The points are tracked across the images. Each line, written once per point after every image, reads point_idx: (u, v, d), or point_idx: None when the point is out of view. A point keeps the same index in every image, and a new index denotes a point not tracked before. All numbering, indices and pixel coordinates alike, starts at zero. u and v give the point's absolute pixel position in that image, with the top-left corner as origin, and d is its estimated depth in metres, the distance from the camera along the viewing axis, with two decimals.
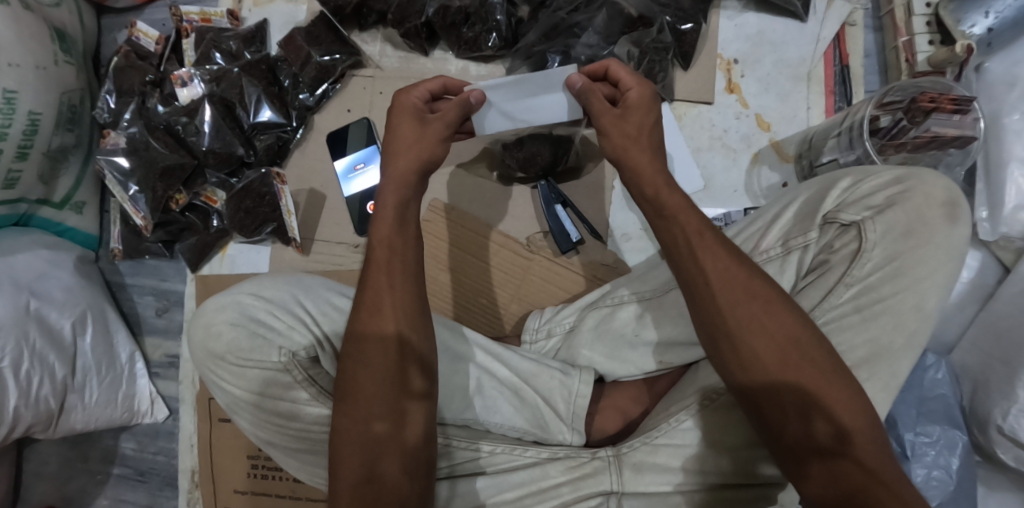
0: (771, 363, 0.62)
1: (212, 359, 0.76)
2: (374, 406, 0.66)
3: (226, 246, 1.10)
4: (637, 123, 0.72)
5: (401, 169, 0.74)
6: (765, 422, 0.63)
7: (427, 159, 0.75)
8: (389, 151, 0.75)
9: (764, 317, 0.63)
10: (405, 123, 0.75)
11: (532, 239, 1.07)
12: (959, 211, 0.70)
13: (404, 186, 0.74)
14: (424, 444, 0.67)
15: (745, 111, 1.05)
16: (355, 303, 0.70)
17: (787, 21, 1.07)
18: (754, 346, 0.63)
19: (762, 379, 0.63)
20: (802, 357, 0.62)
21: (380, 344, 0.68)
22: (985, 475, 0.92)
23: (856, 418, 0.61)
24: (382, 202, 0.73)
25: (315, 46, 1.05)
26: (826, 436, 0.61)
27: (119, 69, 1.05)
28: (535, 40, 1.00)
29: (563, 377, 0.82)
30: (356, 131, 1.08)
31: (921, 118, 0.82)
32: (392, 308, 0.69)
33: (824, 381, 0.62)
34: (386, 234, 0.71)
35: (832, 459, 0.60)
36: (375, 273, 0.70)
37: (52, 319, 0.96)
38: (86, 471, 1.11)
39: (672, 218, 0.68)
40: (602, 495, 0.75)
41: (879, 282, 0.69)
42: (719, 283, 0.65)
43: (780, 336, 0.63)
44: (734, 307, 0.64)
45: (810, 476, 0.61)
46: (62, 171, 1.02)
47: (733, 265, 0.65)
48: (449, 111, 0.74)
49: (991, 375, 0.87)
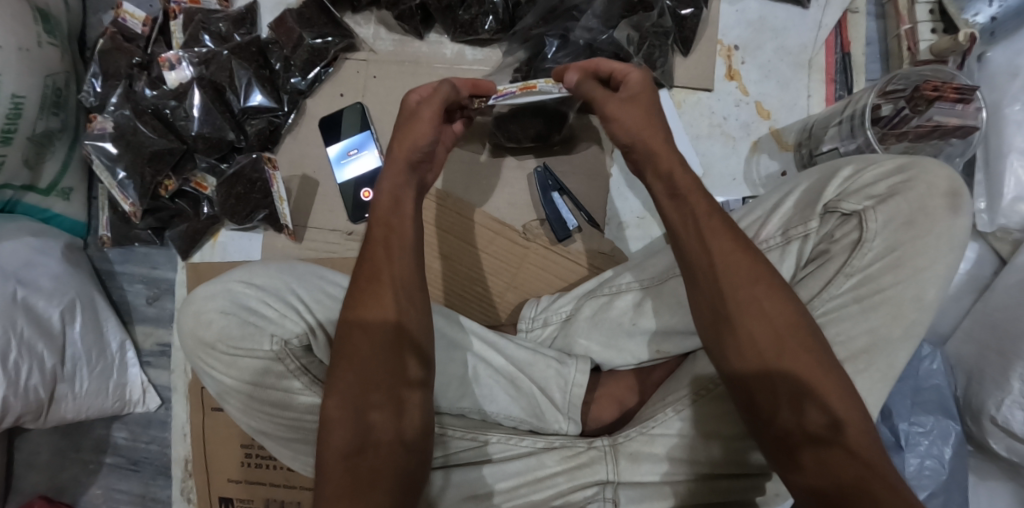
0: (767, 350, 0.62)
1: (203, 348, 0.74)
2: (368, 390, 0.66)
3: (217, 233, 1.08)
4: (645, 105, 0.71)
5: (400, 156, 0.74)
6: (759, 408, 0.62)
7: (422, 148, 0.75)
8: (394, 138, 0.76)
9: (766, 303, 0.63)
10: (407, 115, 0.78)
11: (528, 227, 1.05)
12: (962, 202, 0.69)
13: (401, 172, 0.74)
14: (421, 428, 0.67)
15: (744, 98, 1.04)
16: (356, 281, 0.69)
17: (789, 7, 1.05)
18: (756, 329, 0.62)
19: (758, 366, 0.62)
20: (801, 345, 0.62)
21: (379, 327, 0.67)
22: (976, 464, 0.93)
23: (850, 410, 0.60)
24: (384, 185, 0.73)
25: (307, 28, 1.03)
26: (820, 426, 0.60)
27: (105, 51, 1.02)
28: (533, 24, 0.98)
29: (560, 366, 0.82)
30: (350, 116, 1.07)
31: (923, 107, 0.82)
32: (393, 290, 0.68)
33: (819, 370, 0.61)
34: (393, 211, 0.72)
35: (824, 447, 0.59)
36: (377, 248, 0.70)
37: (40, 307, 0.94)
38: (79, 461, 1.10)
39: (684, 197, 0.67)
40: (599, 484, 0.75)
41: (879, 272, 0.68)
42: (721, 264, 0.64)
43: (780, 322, 0.62)
44: (738, 291, 0.63)
45: (802, 465, 0.60)
46: (47, 156, 0.99)
47: (738, 247, 0.64)
48: (437, 108, 0.76)
49: (985, 366, 0.87)
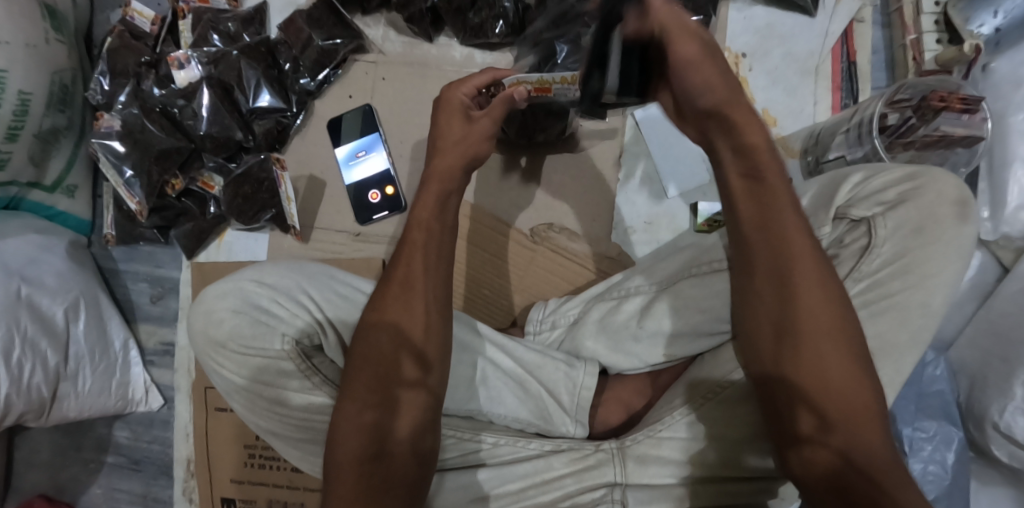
0: (804, 339, 0.62)
1: (213, 347, 0.74)
2: (377, 388, 0.66)
3: (223, 233, 1.08)
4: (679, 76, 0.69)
5: (447, 164, 0.74)
6: (765, 408, 0.65)
7: (474, 155, 0.74)
8: (436, 146, 0.75)
9: (820, 289, 0.63)
10: (454, 120, 0.75)
11: (536, 230, 1.05)
12: (970, 210, 0.69)
13: (452, 179, 0.73)
14: (424, 429, 0.66)
15: (752, 105, 1.05)
16: (388, 283, 0.70)
17: (796, 14, 1.05)
18: (784, 338, 0.64)
19: (793, 350, 0.63)
20: (833, 352, 0.62)
21: (405, 328, 0.67)
22: (977, 469, 0.94)
23: (865, 412, 0.60)
24: (429, 190, 0.73)
25: (317, 29, 1.02)
26: (812, 429, 0.61)
27: (113, 49, 1.01)
28: (544, 28, 0.94)
29: (568, 369, 0.82)
30: (351, 120, 1.07)
31: (931, 117, 0.82)
32: (427, 294, 0.68)
33: (846, 366, 0.61)
34: (435, 216, 0.72)
35: (811, 445, 0.61)
36: (414, 253, 0.70)
37: (44, 305, 0.94)
38: (79, 459, 1.10)
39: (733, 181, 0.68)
40: (606, 487, 0.75)
41: (887, 277, 0.69)
42: (789, 237, 0.65)
43: (829, 314, 0.62)
44: (800, 271, 0.64)
45: (796, 461, 0.62)
46: (53, 154, 0.99)
47: (798, 255, 0.64)
48: (495, 109, 0.74)
49: (987, 372, 0.88)
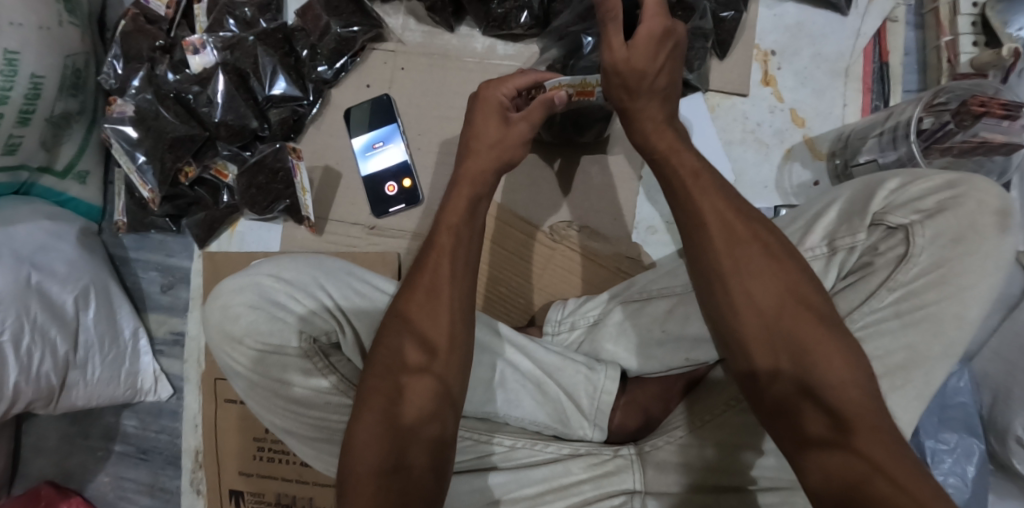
0: (764, 310, 0.62)
1: (229, 342, 0.73)
2: (379, 380, 0.64)
3: (236, 222, 1.06)
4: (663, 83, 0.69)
5: (480, 166, 0.73)
6: (759, 408, 0.62)
7: (507, 160, 0.74)
8: (470, 146, 0.74)
9: (765, 261, 0.63)
10: (491, 120, 0.74)
11: (555, 227, 1.03)
12: (1010, 220, 0.68)
13: (484, 183, 0.73)
14: (421, 421, 0.63)
15: (779, 105, 1.03)
16: (412, 285, 0.68)
17: (827, 13, 1.03)
18: (733, 305, 0.63)
19: (754, 320, 0.62)
20: (808, 333, 0.60)
21: (427, 336, 0.66)
22: (996, 482, 0.92)
23: (856, 391, 0.57)
24: (460, 194, 0.72)
25: (335, 16, 1.00)
26: (823, 429, 0.57)
27: (126, 33, 0.99)
28: (571, 21, 0.89)
29: (589, 372, 0.80)
30: (358, 115, 1.04)
31: (969, 123, 0.80)
32: (453, 303, 0.67)
33: (818, 335, 0.59)
34: (465, 222, 0.71)
35: (822, 448, 0.57)
36: (442, 259, 0.68)
37: (54, 293, 0.92)
38: (87, 447, 1.09)
39: (663, 161, 0.69)
40: (625, 494, 0.75)
41: (923, 287, 0.67)
42: (712, 208, 0.65)
43: (782, 283, 0.62)
44: (733, 248, 0.64)
45: (804, 468, 0.57)
46: (65, 139, 0.97)
47: (727, 221, 0.65)
48: (533, 112, 0.73)
49: (1014, 386, 0.86)
